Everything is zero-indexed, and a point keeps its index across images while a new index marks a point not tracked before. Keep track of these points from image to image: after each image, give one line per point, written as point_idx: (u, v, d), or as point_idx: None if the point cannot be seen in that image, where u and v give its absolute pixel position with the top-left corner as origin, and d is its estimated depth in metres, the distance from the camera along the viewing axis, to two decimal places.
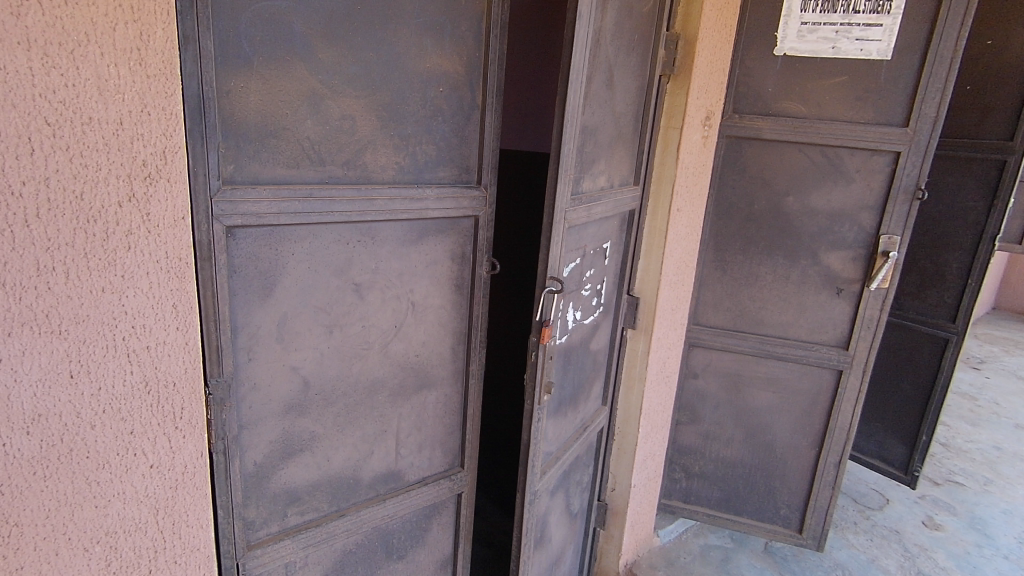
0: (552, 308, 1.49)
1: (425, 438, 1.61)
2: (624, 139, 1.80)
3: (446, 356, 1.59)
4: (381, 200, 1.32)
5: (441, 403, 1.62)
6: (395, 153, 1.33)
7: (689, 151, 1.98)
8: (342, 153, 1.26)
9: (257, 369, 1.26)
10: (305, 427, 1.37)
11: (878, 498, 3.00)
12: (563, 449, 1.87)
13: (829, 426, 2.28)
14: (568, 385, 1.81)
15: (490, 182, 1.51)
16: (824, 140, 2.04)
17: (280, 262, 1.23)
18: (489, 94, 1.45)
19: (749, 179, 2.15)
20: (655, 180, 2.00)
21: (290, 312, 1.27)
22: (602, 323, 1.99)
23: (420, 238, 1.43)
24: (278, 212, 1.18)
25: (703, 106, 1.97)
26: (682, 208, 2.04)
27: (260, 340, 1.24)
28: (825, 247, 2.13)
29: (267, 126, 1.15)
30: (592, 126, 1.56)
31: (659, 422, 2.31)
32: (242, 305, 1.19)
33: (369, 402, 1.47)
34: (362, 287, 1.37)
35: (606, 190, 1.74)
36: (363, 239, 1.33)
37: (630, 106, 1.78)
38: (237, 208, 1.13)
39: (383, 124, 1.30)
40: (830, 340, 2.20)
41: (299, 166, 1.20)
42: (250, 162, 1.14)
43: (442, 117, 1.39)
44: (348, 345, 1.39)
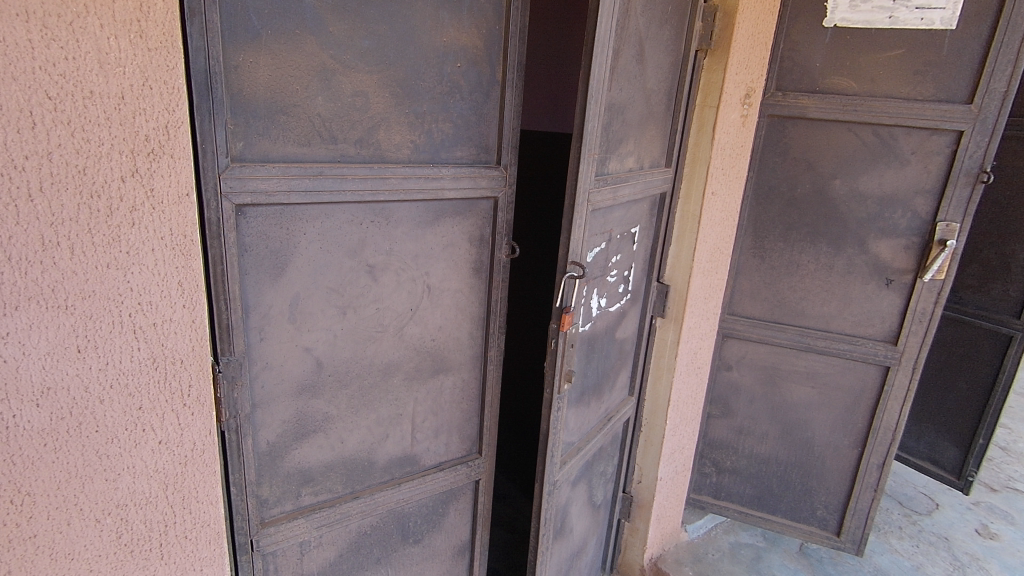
0: (573, 294, 1.43)
1: (441, 423, 1.59)
2: (655, 118, 1.71)
3: (463, 341, 1.55)
4: (394, 179, 1.29)
5: (458, 388, 1.59)
6: (410, 131, 1.29)
7: (727, 130, 1.87)
8: (354, 130, 1.22)
9: (269, 349, 1.25)
10: (319, 408, 1.36)
11: (927, 503, 2.82)
12: (585, 440, 1.82)
13: (873, 426, 2.15)
14: (591, 373, 1.75)
15: (510, 162, 1.46)
16: (877, 118, 1.88)
17: (291, 241, 1.21)
18: (510, 69, 1.39)
19: (791, 161, 2.02)
20: (688, 161, 1.90)
21: (302, 292, 1.26)
22: (629, 311, 1.92)
23: (436, 219, 1.39)
24: (288, 190, 1.16)
25: (743, 82, 1.85)
26: (718, 192, 1.93)
27: (272, 320, 1.24)
28: (875, 234, 1.98)
29: (277, 102, 1.12)
30: (619, 104, 1.47)
31: (688, 415, 2.23)
32: (253, 284, 1.19)
33: (384, 385, 1.45)
34: (377, 268, 1.34)
35: (635, 171, 1.66)
36: (377, 219, 1.30)
37: (661, 82, 1.69)
38: (246, 185, 1.11)
39: (398, 101, 1.26)
40: (877, 334, 2.06)
41: (310, 143, 1.18)
42: (260, 139, 1.12)
43: (459, 94, 1.34)
44: (363, 327, 1.37)
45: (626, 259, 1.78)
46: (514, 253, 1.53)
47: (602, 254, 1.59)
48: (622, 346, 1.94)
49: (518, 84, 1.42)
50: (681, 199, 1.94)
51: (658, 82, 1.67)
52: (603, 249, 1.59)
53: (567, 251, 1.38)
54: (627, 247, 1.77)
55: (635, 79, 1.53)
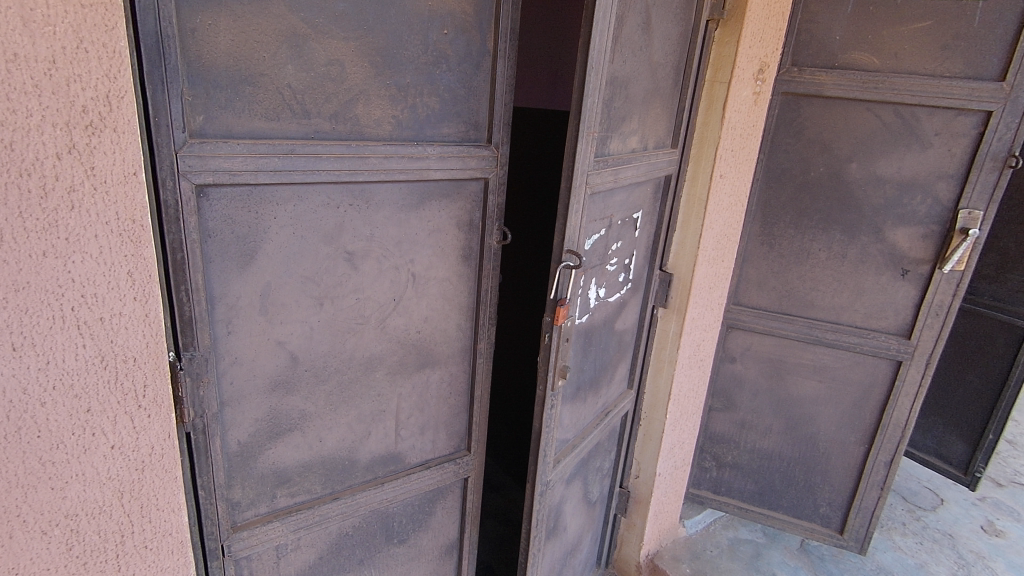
0: (569, 286, 1.32)
1: (428, 420, 1.50)
2: (661, 94, 1.59)
3: (451, 333, 1.46)
4: (375, 158, 1.17)
5: (446, 383, 1.50)
6: (392, 105, 1.18)
7: (737, 109, 1.74)
8: (330, 104, 1.10)
9: (238, 343, 1.16)
10: (294, 405, 1.27)
11: (932, 498, 2.75)
12: (581, 436, 1.74)
13: (881, 422, 2.06)
14: (588, 367, 1.66)
15: (503, 141, 1.35)
16: (900, 97, 1.76)
17: (260, 226, 1.11)
18: (503, 38, 1.26)
19: (805, 142, 1.90)
20: (696, 141, 1.78)
21: (273, 282, 1.16)
22: (629, 302, 1.82)
23: (421, 203, 1.28)
24: (255, 170, 1.05)
25: (756, 56, 1.72)
26: (726, 174, 1.81)
27: (241, 312, 1.14)
28: (891, 222, 1.87)
29: (241, 70, 1.00)
30: (622, 78, 1.35)
31: (689, 409, 2.14)
32: (217, 274, 1.09)
33: (365, 381, 1.36)
34: (356, 256, 1.24)
35: (639, 152, 1.54)
36: (355, 202, 1.19)
37: (669, 55, 1.56)
38: (207, 163, 1.00)
39: (379, 71, 1.14)
40: (889, 327, 1.96)
41: (279, 117, 1.06)
42: (223, 112, 1.00)
43: (447, 64, 1.22)
44: (341, 319, 1.27)
45: (627, 247, 1.67)
46: (507, 240, 1.43)
47: (601, 241, 1.48)
48: (621, 338, 1.84)
49: (513, 55, 1.29)
50: (687, 182, 1.83)
51: (665, 56, 1.55)
52: (602, 236, 1.48)
53: (563, 238, 1.27)
54: (629, 234, 1.65)
55: (639, 51, 1.40)
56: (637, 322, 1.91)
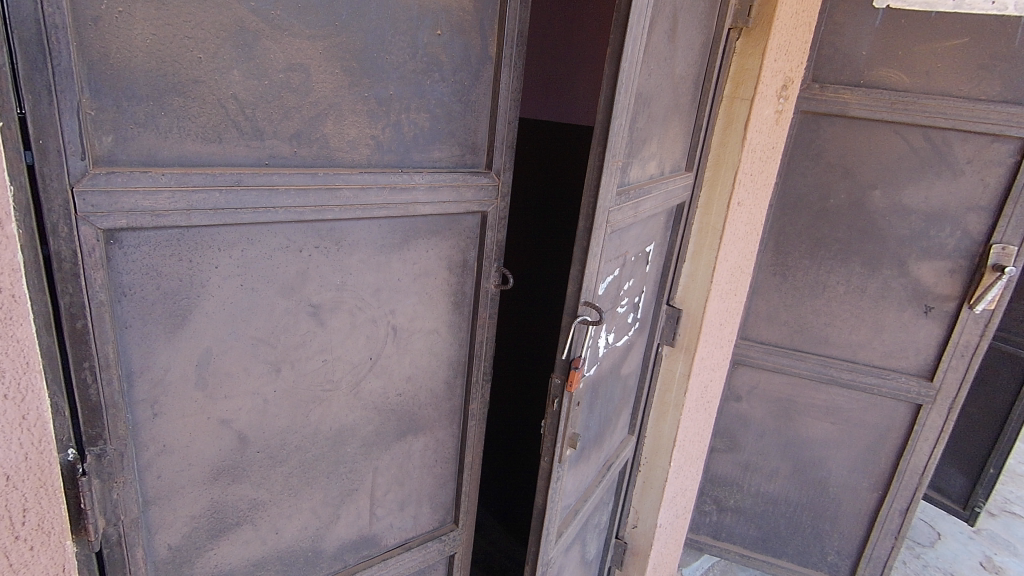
0: (583, 341, 1.11)
1: (409, 494, 1.26)
2: (680, 112, 1.39)
3: (439, 393, 1.22)
4: (348, 190, 0.92)
5: (431, 451, 1.26)
6: (370, 122, 0.93)
7: (759, 129, 1.56)
8: (290, 121, 0.86)
9: (167, 427, 0.89)
10: (243, 494, 1.01)
11: (929, 532, 2.65)
12: (583, 498, 1.52)
13: (898, 468, 1.93)
14: (593, 423, 1.44)
15: (504, 166, 1.11)
16: (931, 120, 1.68)
17: (196, 279, 0.85)
18: (508, 42, 1.03)
19: (825, 166, 1.81)
20: (712, 164, 1.61)
21: (215, 347, 0.90)
22: (636, 343, 1.61)
23: (405, 242, 1.04)
24: (187, 208, 0.79)
25: (780, 70, 1.54)
26: (744, 201, 1.63)
27: (171, 389, 0.88)
28: (916, 255, 1.79)
29: (167, 76, 0.74)
30: (647, 94, 1.14)
31: (693, 453, 1.96)
32: (137, 342, 0.82)
33: (334, 456, 1.11)
34: (323, 309, 0.99)
35: (656, 179, 1.34)
36: (323, 244, 0.94)
37: (690, 68, 1.36)
38: (118, 201, 0.73)
39: (354, 81, 0.90)
40: (909, 367, 1.86)
41: (221, 139, 0.80)
42: (141, 132, 0.74)
43: (441, 74, 0.98)
44: (303, 387, 1.02)
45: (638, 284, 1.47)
46: (507, 284, 1.19)
47: (616, 283, 1.27)
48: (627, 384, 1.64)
49: (521, 63, 1.06)
50: (700, 209, 1.65)
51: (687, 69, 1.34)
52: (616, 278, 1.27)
53: (580, 288, 1.06)
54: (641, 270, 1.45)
55: (663, 64, 1.19)
56: (641, 364, 1.71)
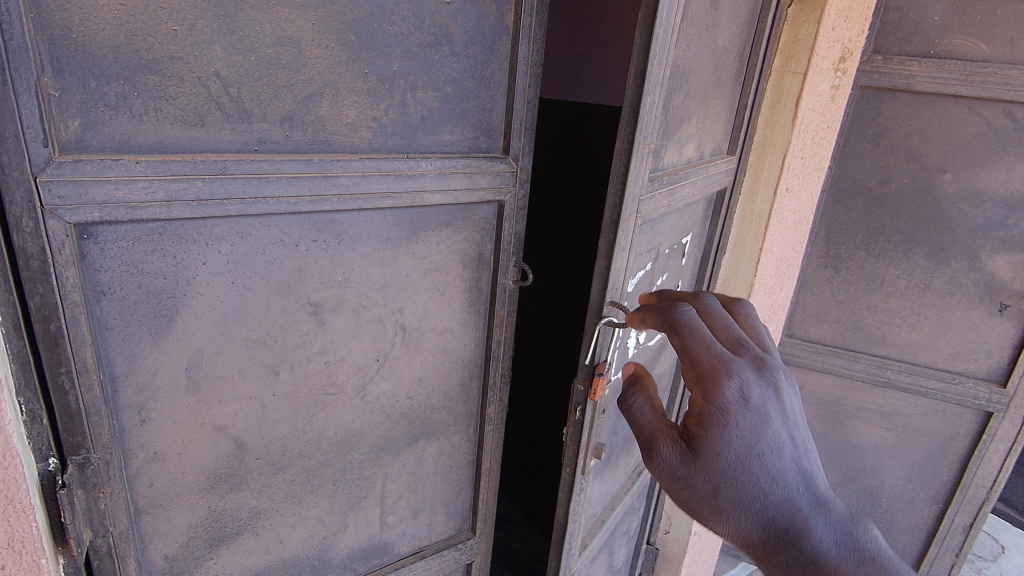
0: (609, 344, 1.01)
1: (422, 501, 1.19)
2: (722, 88, 1.25)
3: (453, 396, 1.14)
4: (347, 179, 0.84)
5: (445, 456, 1.18)
6: (371, 103, 0.84)
7: (811, 106, 1.40)
8: (281, 102, 0.77)
9: (157, 434, 0.83)
10: (242, 503, 0.95)
11: (991, 545, 2.45)
12: (610, 507, 1.42)
13: (962, 479, 1.86)
14: (622, 429, 1.34)
15: (523, 150, 1.01)
16: (1010, 94, 1.57)
17: (182, 276, 0.78)
18: (526, 10, 0.92)
19: (887, 148, 1.72)
20: (757, 146, 1.47)
21: (206, 349, 0.83)
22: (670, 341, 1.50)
23: (412, 235, 0.95)
24: (166, 199, 0.71)
25: (837, 40, 1.38)
26: (793, 187, 1.48)
27: (159, 394, 0.82)
28: (989, 247, 1.69)
29: (139, 52, 0.67)
30: (684, 67, 1.01)
31: None
32: (120, 344, 0.76)
33: (340, 463, 1.04)
34: (323, 307, 0.91)
35: (694, 163, 1.21)
36: (321, 238, 0.86)
37: (734, 38, 1.23)
38: (88, 192, 0.66)
39: (351, 56, 0.80)
40: (977, 371, 1.77)
41: (203, 122, 0.73)
42: (113, 116, 0.67)
43: (450, 47, 0.88)
44: (304, 391, 0.95)
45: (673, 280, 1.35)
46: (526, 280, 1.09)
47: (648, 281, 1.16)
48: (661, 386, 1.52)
49: (541, 34, 0.95)
50: (743, 197, 1.51)
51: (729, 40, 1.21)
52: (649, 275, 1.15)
53: (606, 287, 0.96)
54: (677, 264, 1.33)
55: (702, 34, 1.06)
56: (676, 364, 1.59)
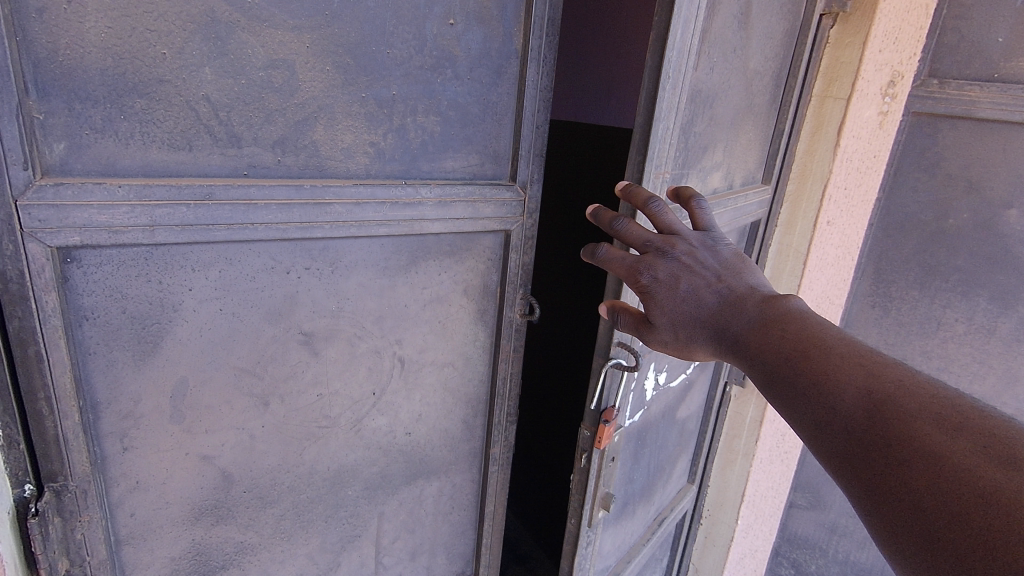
0: (616, 387, 1.00)
1: (421, 542, 1.13)
2: (754, 113, 1.18)
3: (454, 432, 1.08)
4: (341, 206, 0.81)
5: (446, 496, 1.12)
6: (368, 127, 0.81)
7: (854, 134, 1.31)
8: (273, 126, 0.75)
9: (140, 463, 0.81)
10: (227, 538, 0.91)
11: None
12: (626, 558, 1.32)
13: None
14: (640, 475, 1.25)
15: (531, 178, 0.96)
16: None
17: (168, 301, 0.76)
18: (535, 32, 0.88)
19: (942, 180, 1.68)
20: (795, 175, 1.38)
21: (192, 377, 0.81)
22: (696, 382, 1.41)
23: (412, 264, 0.91)
24: (150, 224, 0.70)
25: (884, 64, 1.29)
26: (834, 220, 1.39)
27: (143, 422, 0.79)
28: None
29: (126, 75, 0.66)
30: (705, 92, 0.97)
31: (765, 508, 1.70)
32: (102, 370, 0.74)
33: (333, 499, 1.00)
34: (317, 337, 0.88)
35: (721, 194, 1.14)
36: (315, 266, 0.84)
37: (768, 62, 1.15)
38: (69, 216, 0.65)
39: (348, 79, 0.78)
40: None
41: (190, 146, 0.71)
42: (98, 139, 0.66)
43: (454, 70, 0.85)
44: (295, 423, 0.91)
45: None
46: (535, 313, 1.04)
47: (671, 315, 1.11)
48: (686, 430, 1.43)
49: (551, 56, 0.91)
50: (779, 229, 1.42)
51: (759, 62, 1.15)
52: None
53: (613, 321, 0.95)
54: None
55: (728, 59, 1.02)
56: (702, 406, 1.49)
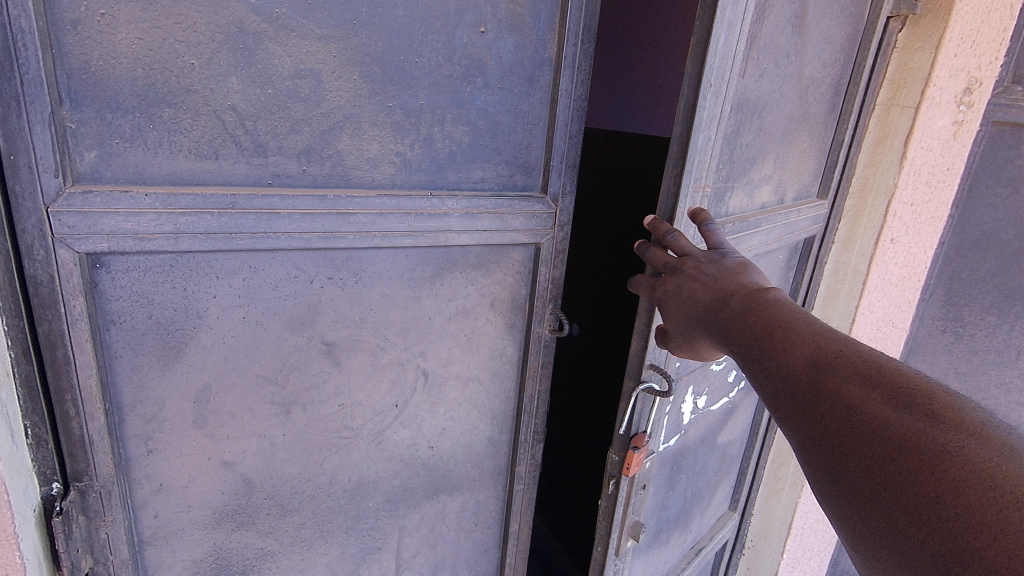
0: (648, 412, 0.96)
1: (443, 559, 1.10)
2: (810, 123, 1.10)
3: (478, 449, 1.05)
4: (364, 217, 0.80)
5: (469, 513, 1.09)
6: (395, 137, 0.80)
7: (923, 144, 1.21)
8: (299, 136, 0.75)
9: (163, 465, 0.82)
10: (247, 543, 0.91)
11: None
12: None
13: None
14: (676, 502, 1.19)
15: (564, 189, 0.92)
16: None
17: (193, 308, 0.77)
18: (570, 39, 0.85)
19: None
20: (857, 189, 1.28)
21: (215, 383, 0.81)
22: (741, 405, 1.32)
23: (438, 275, 0.89)
24: (174, 232, 0.71)
25: (960, 68, 1.18)
26: (899, 237, 1.28)
27: (167, 425, 0.80)
28: None
29: (155, 85, 0.67)
30: (755, 100, 0.91)
31: (815, 544, 1.58)
32: (129, 373, 0.75)
33: (354, 510, 0.98)
34: (339, 347, 0.87)
35: (771, 209, 1.07)
36: (339, 276, 0.83)
37: (827, 68, 1.07)
38: (97, 223, 0.66)
39: (375, 88, 0.77)
40: None
41: (217, 155, 0.71)
42: (128, 148, 0.67)
43: (484, 78, 0.82)
44: (317, 432, 0.91)
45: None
46: (564, 330, 1.00)
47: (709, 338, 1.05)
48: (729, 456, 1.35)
49: (587, 64, 0.87)
50: (838, 246, 1.33)
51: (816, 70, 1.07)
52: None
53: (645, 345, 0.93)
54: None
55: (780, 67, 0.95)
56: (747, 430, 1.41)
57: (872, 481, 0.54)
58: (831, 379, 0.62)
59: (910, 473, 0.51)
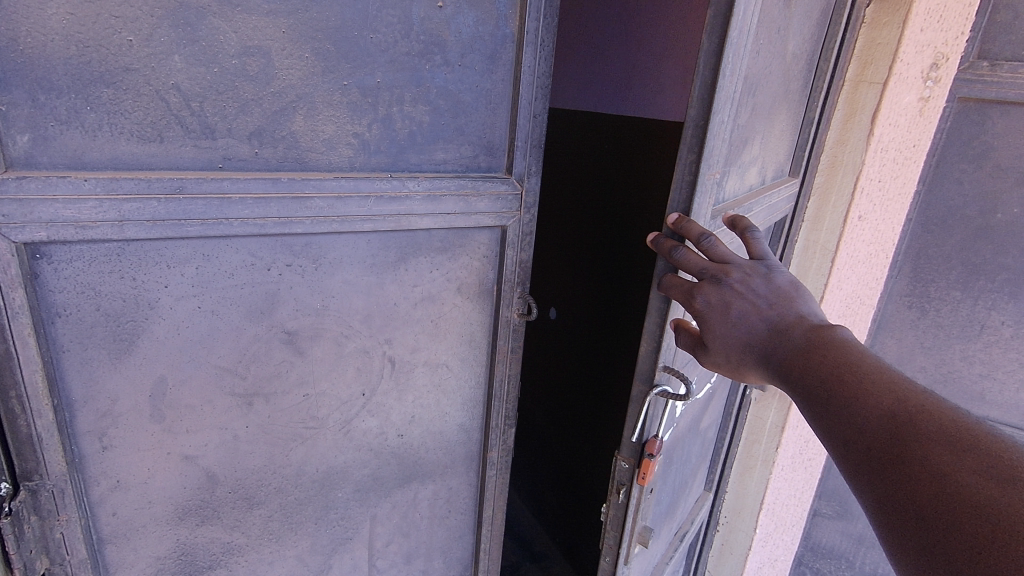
0: (660, 420, 1.02)
1: (416, 546, 1.09)
2: (789, 100, 1.09)
3: (449, 436, 1.04)
4: (321, 201, 0.77)
5: (441, 500, 1.08)
6: (352, 118, 0.77)
7: (891, 122, 1.23)
8: (250, 117, 0.72)
9: (120, 461, 0.79)
10: (212, 538, 0.89)
11: None
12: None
13: None
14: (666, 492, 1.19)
15: (529, 170, 0.90)
16: None
17: (144, 299, 0.74)
18: (532, 14, 0.82)
19: (988, 172, 1.55)
20: (826, 166, 1.31)
21: (172, 376, 0.79)
22: (720, 388, 1.33)
23: (401, 261, 0.87)
24: (119, 219, 0.67)
25: (927, 43, 1.18)
26: (867, 215, 1.31)
27: (122, 421, 0.77)
28: None
29: (92, 63, 0.63)
30: (755, 80, 0.91)
31: (787, 520, 1.61)
32: (78, 368, 0.72)
33: (323, 501, 0.97)
34: (300, 336, 0.85)
35: (755, 188, 1.08)
36: (297, 263, 0.80)
37: (803, 44, 1.06)
38: (33, 210, 0.62)
39: (328, 66, 0.74)
40: None
41: (161, 137, 0.68)
42: (66, 131, 0.64)
43: (444, 56, 0.79)
44: (281, 423, 0.89)
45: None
46: (532, 314, 0.99)
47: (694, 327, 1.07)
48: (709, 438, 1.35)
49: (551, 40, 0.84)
50: (807, 223, 1.36)
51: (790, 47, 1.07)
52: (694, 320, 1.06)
53: (658, 347, 0.95)
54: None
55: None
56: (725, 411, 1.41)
57: (951, 530, 0.54)
58: (910, 430, 0.61)
59: (992, 525, 0.51)
